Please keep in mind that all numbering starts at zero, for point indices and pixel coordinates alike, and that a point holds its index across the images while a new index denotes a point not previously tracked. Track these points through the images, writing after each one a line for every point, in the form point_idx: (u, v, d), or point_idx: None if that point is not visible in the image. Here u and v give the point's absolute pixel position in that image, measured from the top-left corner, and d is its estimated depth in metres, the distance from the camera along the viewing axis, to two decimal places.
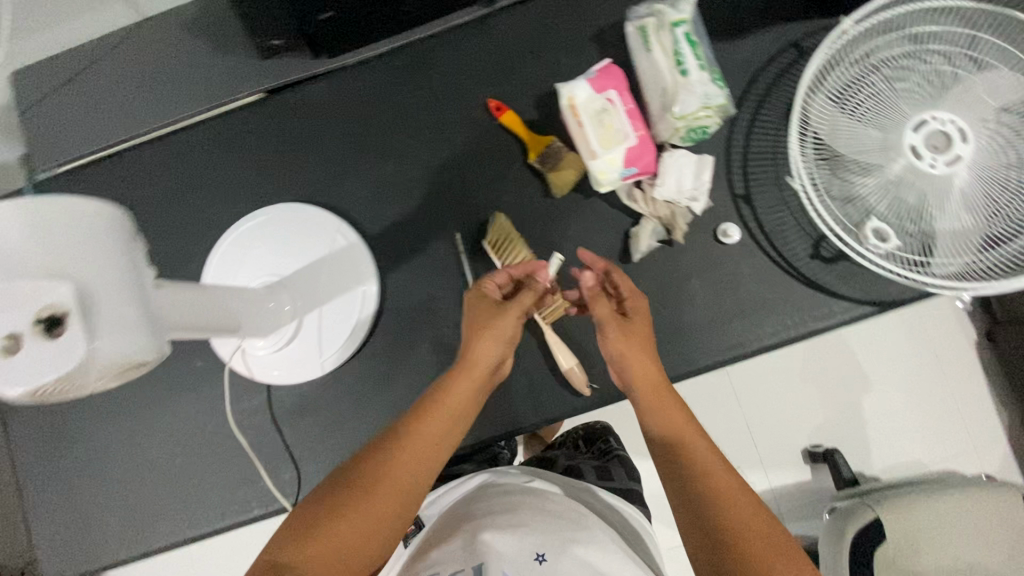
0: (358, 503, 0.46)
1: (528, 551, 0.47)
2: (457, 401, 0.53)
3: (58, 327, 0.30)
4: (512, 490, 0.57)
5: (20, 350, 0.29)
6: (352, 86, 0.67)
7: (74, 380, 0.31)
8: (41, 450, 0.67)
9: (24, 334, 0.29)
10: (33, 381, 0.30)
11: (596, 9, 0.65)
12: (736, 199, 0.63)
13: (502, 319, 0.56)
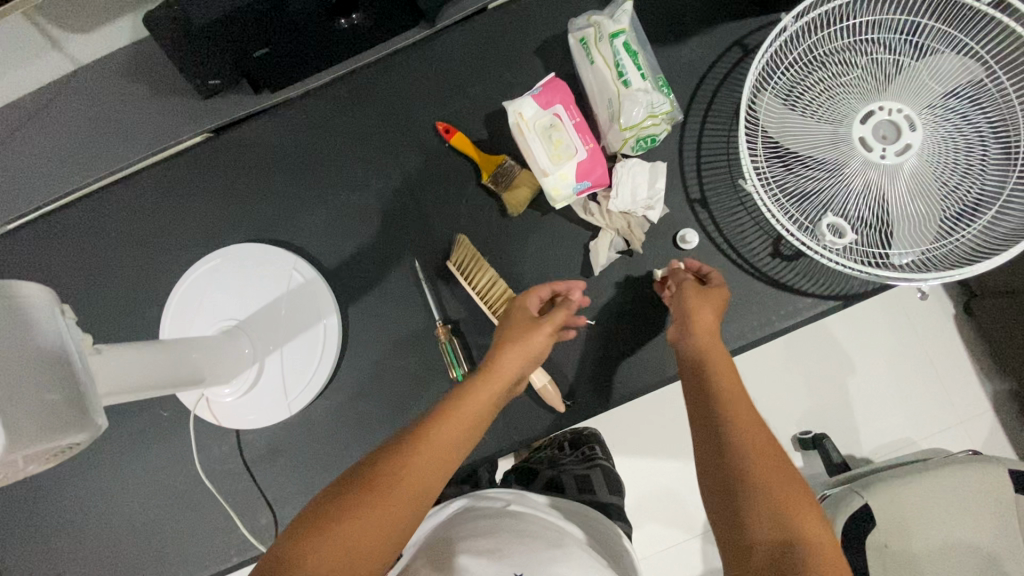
0: (369, 499, 0.40)
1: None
2: (475, 408, 0.47)
3: None
4: (484, 519, 0.52)
5: None
6: (299, 120, 0.67)
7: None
8: (11, 513, 0.66)
9: None
10: None
11: (538, 25, 0.65)
12: (692, 204, 0.62)
13: (529, 334, 0.52)
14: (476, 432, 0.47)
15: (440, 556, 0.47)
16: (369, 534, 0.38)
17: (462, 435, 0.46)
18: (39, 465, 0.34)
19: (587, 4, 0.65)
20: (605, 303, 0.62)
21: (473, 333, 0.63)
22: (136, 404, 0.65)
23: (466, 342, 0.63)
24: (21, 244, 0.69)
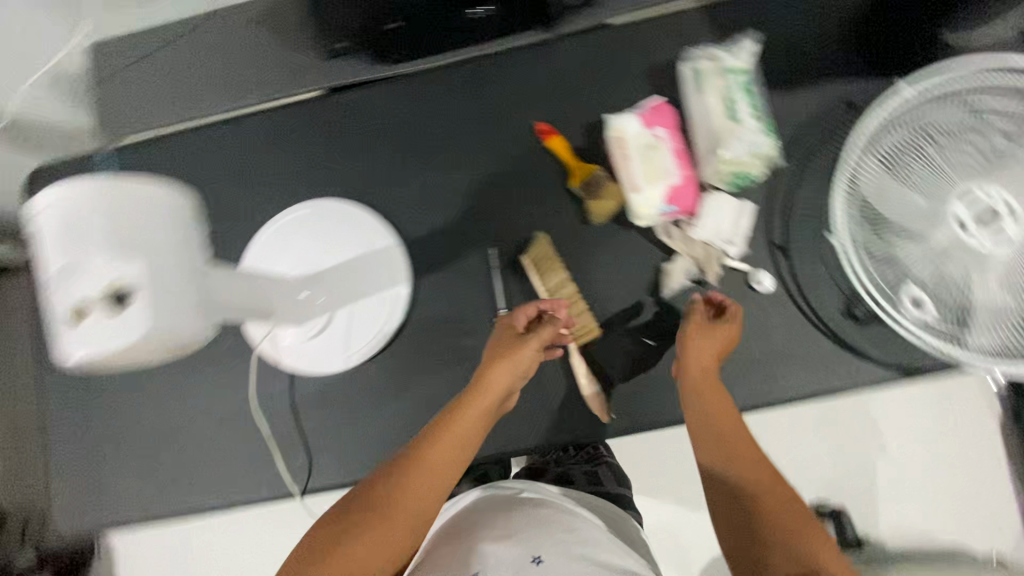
0: (370, 519, 0.48)
1: (525, 559, 0.50)
2: (465, 430, 0.53)
3: (123, 299, 0.32)
4: (493, 502, 0.59)
5: (85, 316, 0.31)
6: (407, 93, 0.69)
7: (128, 352, 0.33)
8: (69, 405, 0.70)
9: (92, 302, 0.31)
10: (91, 346, 0.32)
11: (652, 47, 0.66)
12: (773, 248, 0.63)
13: (519, 352, 0.57)
14: (465, 451, 0.53)
15: (456, 538, 0.54)
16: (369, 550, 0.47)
17: (456, 452, 0.53)
18: (161, 357, 0.36)
19: (706, 35, 0.66)
20: (668, 327, 0.62)
21: None
22: None
23: None
24: (129, 159, 0.73)
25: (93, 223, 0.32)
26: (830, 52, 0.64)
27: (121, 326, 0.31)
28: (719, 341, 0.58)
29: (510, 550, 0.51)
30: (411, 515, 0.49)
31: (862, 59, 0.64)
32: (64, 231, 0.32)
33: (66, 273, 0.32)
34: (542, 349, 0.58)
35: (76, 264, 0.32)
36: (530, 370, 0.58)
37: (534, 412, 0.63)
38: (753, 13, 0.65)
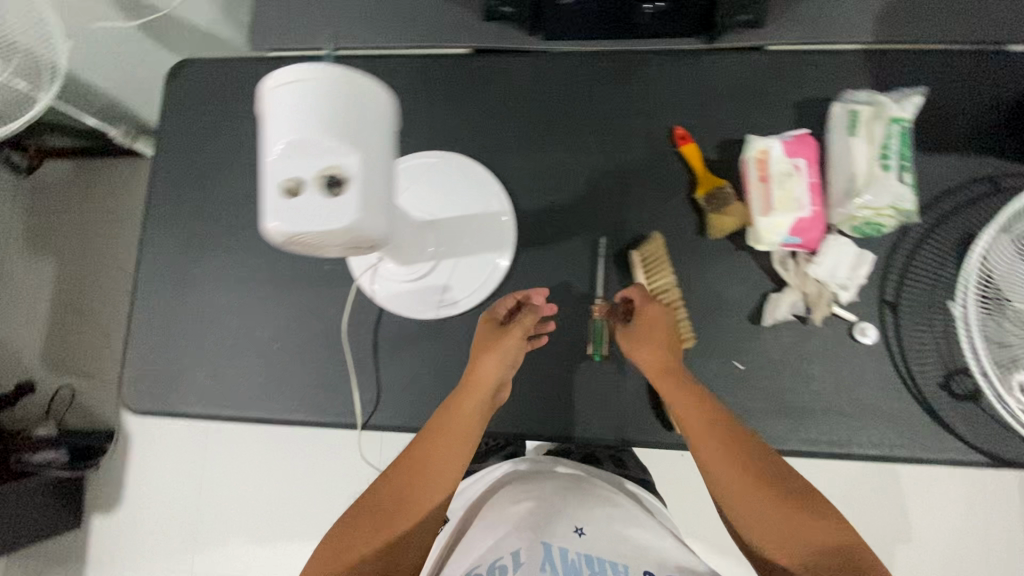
0: (380, 527, 0.55)
1: (567, 530, 0.55)
2: (455, 425, 0.59)
3: (335, 186, 0.33)
4: (532, 483, 0.64)
5: (298, 193, 0.32)
6: (552, 69, 0.70)
7: (322, 237, 0.33)
8: (159, 289, 0.71)
9: (308, 181, 0.32)
10: (295, 222, 0.32)
11: (804, 81, 0.67)
12: (883, 305, 0.62)
13: (503, 349, 0.60)
14: (461, 445, 0.60)
15: (500, 512, 0.60)
16: (390, 549, 0.55)
17: (450, 447, 0.59)
18: (334, 253, 0.37)
19: (861, 82, 0.66)
20: (761, 355, 0.62)
21: None
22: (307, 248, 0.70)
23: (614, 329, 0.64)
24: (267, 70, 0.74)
25: (328, 109, 0.33)
26: (981, 126, 0.64)
27: (329, 212, 0.32)
28: (664, 341, 0.58)
29: (553, 524, 0.56)
30: (420, 510, 0.57)
31: (1012, 140, 0.64)
32: (299, 109, 0.33)
33: (290, 148, 0.33)
34: (518, 346, 0.61)
35: (303, 142, 0.33)
36: (511, 362, 0.61)
37: (607, 405, 0.64)
38: (912, 73, 0.66)
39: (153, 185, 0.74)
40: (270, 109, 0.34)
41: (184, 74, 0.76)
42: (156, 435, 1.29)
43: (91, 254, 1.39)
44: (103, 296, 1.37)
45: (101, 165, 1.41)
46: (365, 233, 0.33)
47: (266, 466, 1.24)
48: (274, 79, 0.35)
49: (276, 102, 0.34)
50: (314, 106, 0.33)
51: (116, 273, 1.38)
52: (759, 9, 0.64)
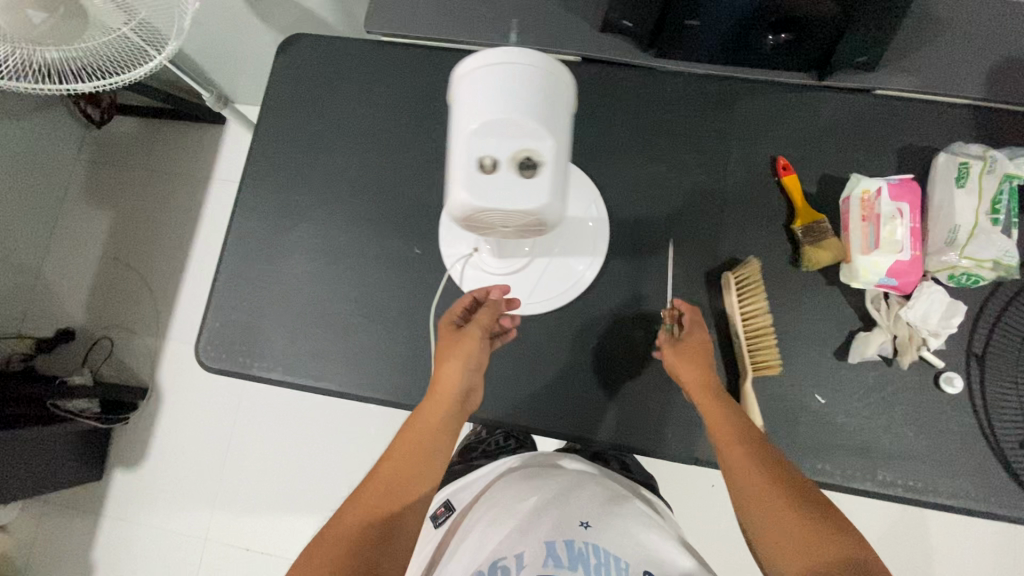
0: (366, 516, 0.51)
1: (571, 524, 0.52)
2: (431, 419, 0.57)
3: (526, 168, 0.34)
4: (530, 480, 0.61)
5: (493, 170, 0.33)
6: (659, 87, 0.71)
7: (505, 215, 0.34)
8: (245, 252, 0.72)
9: (504, 160, 0.33)
10: (487, 197, 0.33)
11: (909, 128, 0.68)
12: (970, 356, 0.62)
13: (467, 346, 0.59)
14: (440, 439, 0.57)
15: (497, 510, 0.57)
16: (379, 539, 0.50)
17: (429, 441, 0.56)
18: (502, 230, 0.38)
19: (964, 136, 0.67)
20: (842, 392, 0.62)
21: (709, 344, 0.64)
22: (399, 230, 0.71)
23: None
24: (378, 53, 0.76)
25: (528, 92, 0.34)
26: None
27: (521, 198, 0.33)
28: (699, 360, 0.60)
29: (554, 518, 0.53)
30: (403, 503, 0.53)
31: None
32: (500, 90, 0.34)
33: (489, 126, 0.34)
34: (476, 346, 0.59)
35: (502, 121, 0.34)
36: (471, 362, 0.59)
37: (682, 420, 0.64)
38: (1015, 134, 0.67)
39: (252, 150, 0.75)
40: (467, 86, 0.35)
41: (295, 47, 0.77)
42: (189, 397, 1.31)
43: (145, 211, 1.40)
44: (152, 254, 1.38)
45: (167, 125, 1.44)
46: (547, 216, 0.34)
47: (298, 439, 1.27)
48: (471, 61, 0.36)
49: (475, 81, 0.35)
50: (515, 88, 0.34)
51: (167, 233, 1.39)
52: (875, 57, 0.64)
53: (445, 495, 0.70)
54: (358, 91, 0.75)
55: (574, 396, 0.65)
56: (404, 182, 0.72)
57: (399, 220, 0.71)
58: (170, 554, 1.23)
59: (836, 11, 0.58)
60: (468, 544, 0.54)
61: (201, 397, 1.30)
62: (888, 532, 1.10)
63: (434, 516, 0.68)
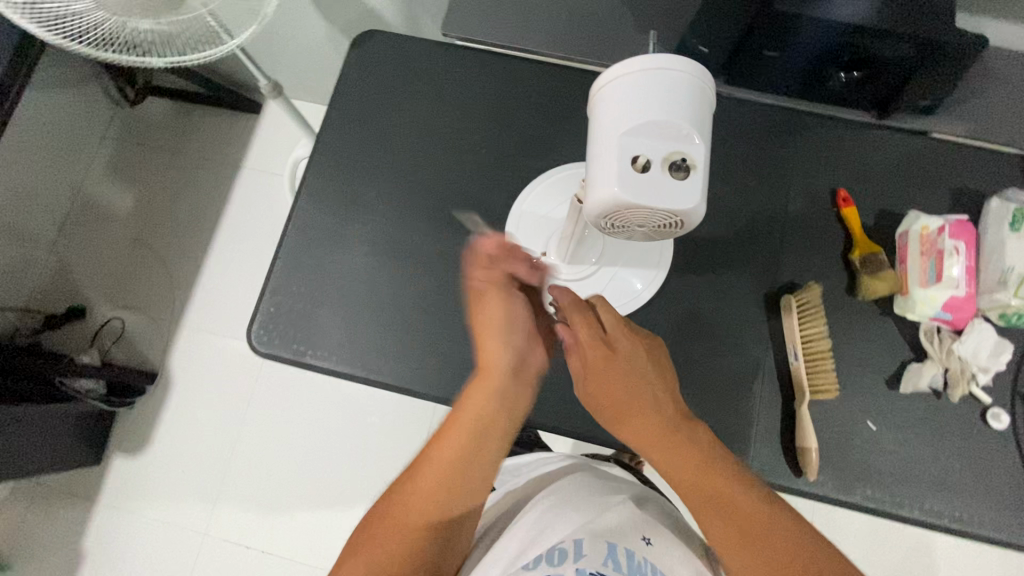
0: (383, 527, 0.50)
1: (632, 538, 0.50)
2: (465, 417, 0.54)
3: (676, 171, 0.38)
4: (591, 486, 0.59)
5: (650, 171, 0.37)
6: (727, 109, 0.72)
7: (651, 214, 0.38)
8: (306, 239, 0.72)
9: (659, 163, 0.37)
10: (641, 195, 0.37)
11: (962, 171, 0.70)
12: (1016, 394, 0.64)
13: (499, 313, 0.58)
14: (474, 439, 0.54)
15: (554, 506, 0.55)
16: (390, 557, 0.49)
17: (460, 448, 0.53)
18: (634, 228, 0.42)
19: (1015, 183, 0.70)
20: (893, 420, 0.64)
21: (765, 364, 0.66)
22: (463, 230, 0.71)
23: (754, 368, 0.66)
24: (452, 56, 0.77)
25: (684, 102, 0.38)
26: None
27: (675, 190, 0.37)
28: (609, 369, 0.54)
29: (618, 528, 0.51)
30: (428, 520, 0.50)
31: None
32: (657, 98, 0.38)
33: (647, 129, 0.37)
34: (505, 317, 0.58)
35: (659, 128, 0.37)
36: (505, 329, 0.58)
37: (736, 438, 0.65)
38: None
39: (320, 140, 0.75)
40: (619, 92, 0.39)
41: (369, 43, 0.78)
42: (201, 386, 1.28)
43: (171, 194, 1.39)
44: (174, 238, 1.36)
45: (201, 111, 1.43)
46: (690, 217, 0.38)
47: (309, 437, 1.24)
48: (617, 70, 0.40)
49: (629, 88, 0.39)
50: (671, 99, 0.38)
51: (191, 217, 1.37)
52: (939, 100, 0.67)
53: None
54: (431, 91, 0.76)
55: None
56: (471, 183, 0.73)
57: (464, 220, 0.72)
58: (166, 547, 1.19)
59: (910, 57, 0.61)
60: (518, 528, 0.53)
61: (212, 386, 1.27)
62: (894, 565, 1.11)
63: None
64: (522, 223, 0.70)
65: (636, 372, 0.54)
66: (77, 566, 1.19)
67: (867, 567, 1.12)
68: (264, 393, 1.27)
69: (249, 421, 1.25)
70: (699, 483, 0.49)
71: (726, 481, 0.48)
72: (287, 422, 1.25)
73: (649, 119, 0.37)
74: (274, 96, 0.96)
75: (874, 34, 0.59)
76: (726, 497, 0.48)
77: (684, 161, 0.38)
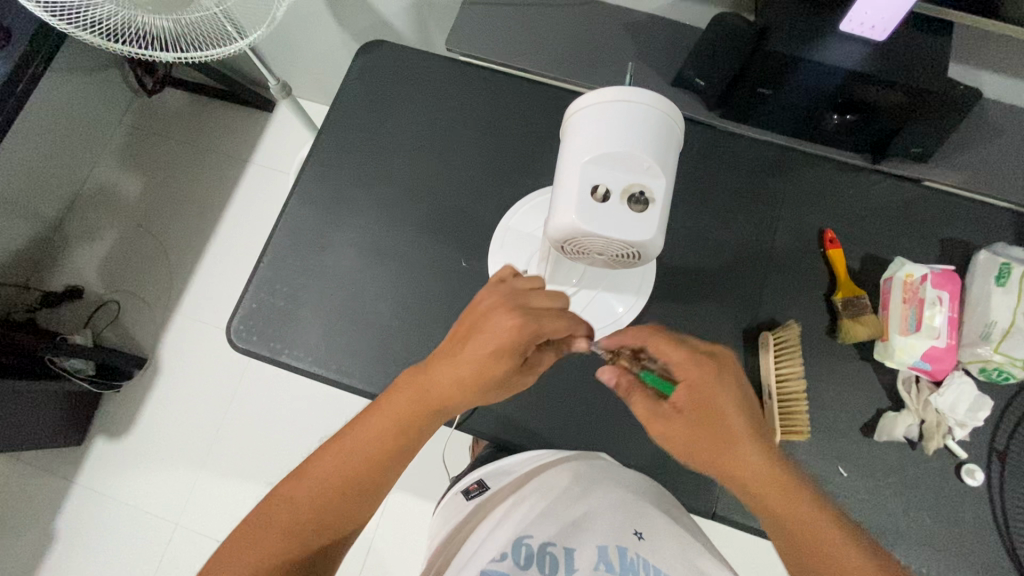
0: (322, 502, 0.52)
1: (625, 533, 0.50)
2: (400, 403, 0.54)
3: (635, 205, 0.44)
4: (582, 474, 0.58)
5: (611, 203, 0.43)
6: (722, 142, 0.73)
7: (609, 242, 0.44)
8: (295, 238, 0.73)
9: (618, 196, 0.43)
10: (602, 224, 0.43)
11: (954, 221, 0.70)
12: (993, 451, 0.63)
13: (520, 299, 0.52)
14: (410, 428, 0.54)
15: (546, 500, 0.55)
16: (314, 523, 0.52)
17: (391, 430, 0.54)
18: (596, 253, 0.48)
19: (1006, 237, 0.69)
20: (865, 468, 0.63)
21: None
22: (449, 241, 0.72)
23: None
24: (455, 69, 0.78)
25: (652, 145, 0.44)
26: None
27: (635, 221, 0.43)
28: (698, 418, 0.51)
29: (607, 529, 0.51)
30: (352, 489, 0.53)
31: None
32: (633, 138, 0.44)
33: (615, 166, 0.43)
34: (517, 313, 0.51)
35: (628, 166, 0.43)
36: (524, 335, 0.50)
37: (702, 471, 0.64)
38: None
39: (318, 142, 0.77)
40: (602, 123, 0.45)
41: (375, 52, 0.80)
42: (189, 374, 1.28)
43: (177, 183, 1.40)
44: (177, 226, 1.38)
45: (216, 105, 1.45)
46: (644, 250, 0.45)
47: (290, 434, 1.24)
48: (602, 100, 0.45)
49: (609, 122, 0.44)
50: (643, 140, 0.44)
51: (195, 208, 1.39)
52: (931, 149, 0.67)
53: (478, 474, 0.69)
54: (431, 102, 0.77)
55: (601, 433, 0.66)
56: (461, 194, 0.74)
57: (451, 230, 0.72)
58: (138, 534, 1.19)
59: (906, 105, 0.61)
60: (505, 527, 0.53)
61: (200, 376, 1.28)
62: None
63: (467, 490, 0.67)
64: (506, 238, 0.71)
65: (723, 422, 0.51)
66: (49, 543, 1.19)
67: None
68: (251, 387, 1.27)
69: (232, 414, 1.26)
70: (778, 510, 0.49)
71: (802, 502, 0.49)
72: (271, 416, 1.25)
73: (615, 155, 0.43)
74: (284, 97, 0.98)
75: (869, 80, 0.60)
76: (798, 517, 0.49)
77: (642, 195, 0.44)
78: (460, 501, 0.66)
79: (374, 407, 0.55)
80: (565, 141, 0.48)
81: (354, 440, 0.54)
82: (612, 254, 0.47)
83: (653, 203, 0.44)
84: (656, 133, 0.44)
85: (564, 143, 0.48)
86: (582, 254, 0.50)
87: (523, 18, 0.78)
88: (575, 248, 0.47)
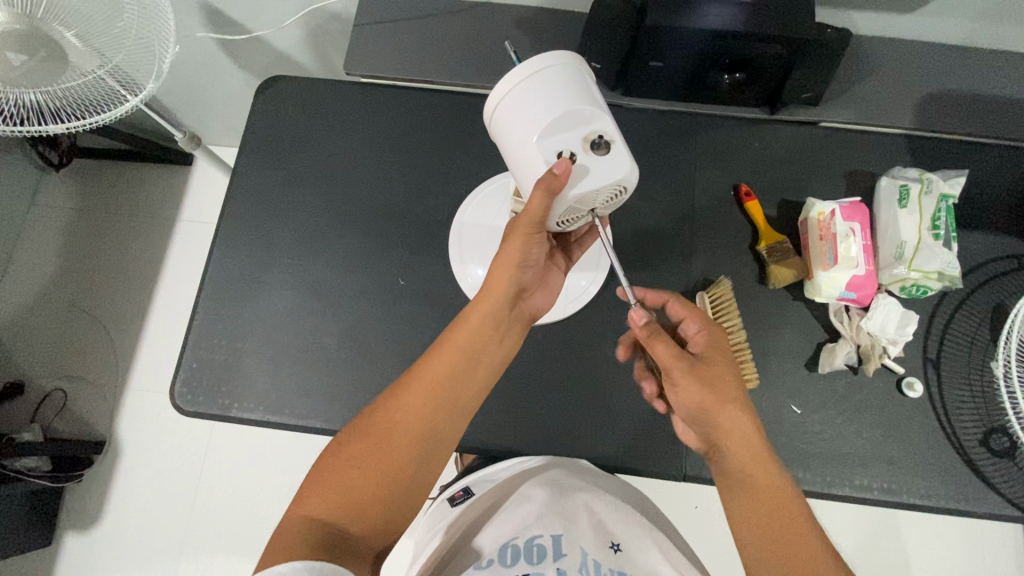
0: (379, 466, 0.50)
1: (602, 544, 0.56)
2: (444, 366, 0.54)
3: (598, 146, 0.51)
4: (564, 480, 0.63)
5: (580, 158, 0.51)
6: (629, 119, 0.75)
7: (598, 190, 0.52)
8: (224, 288, 0.71)
9: (582, 149, 0.51)
10: (585, 181, 0.51)
11: (853, 156, 0.74)
12: (927, 362, 0.67)
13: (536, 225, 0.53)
14: (465, 380, 0.55)
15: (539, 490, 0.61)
16: (373, 493, 0.50)
17: (444, 387, 0.54)
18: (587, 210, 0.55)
19: (903, 161, 0.74)
20: (817, 402, 0.66)
21: None
22: (382, 262, 0.72)
23: None
24: (359, 91, 0.78)
25: (583, 94, 0.51)
26: (1002, 211, 0.73)
27: (608, 160, 0.51)
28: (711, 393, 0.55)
29: (589, 537, 0.56)
30: (414, 450, 0.52)
31: None
32: (564, 95, 0.50)
33: (563, 129, 0.50)
34: (534, 230, 0.54)
35: (575, 122, 0.51)
36: (536, 248, 0.56)
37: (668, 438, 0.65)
38: (945, 160, 0.74)
39: (232, 188, 0.75)
40: (528, 97, 0.51)
41: (275, 87, 0.79)
42: (152, 448, 1.23)
43: (105, 254, 1.35)
44: (113, 298, 1.32)
45: (130, 168, 1.41)
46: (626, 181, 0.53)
47: (273, 485, 1.22)
48: (511, 80, 0.51)
49: (534, 92, 0.50)
50: (573, 92, 0.51)
51: (128, 277, 1.34)
52: (820, 92, 0.70)
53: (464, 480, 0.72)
54: (340, 127, 0.77)
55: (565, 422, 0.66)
56: (386, 214, 0.73)
57: (382, 251, 0.72)
58: None
59: (785, 55, 0.64)
60: (503, 527, 0.59)
61: (165, 447, 1.24)
62: (866, 536, 1.09)
63: (452, 497, 0.70)
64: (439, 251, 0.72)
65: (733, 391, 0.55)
66: None
67: (839, 547, 1.08)
68: (220, 448, 1.23)
69: (207, 477, 1.22)
70: (754, 487, 0.53)
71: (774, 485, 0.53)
72: (249, 472, 1.22)
73: (558, 122, 0.50)
74: (193, 147, 0.95)
75: (742, 37, 0.62)
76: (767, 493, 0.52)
77: (602, 138, 0.51)
78: (445, 505, 0.70)
79: (426, 362, 0.55)
80: (499, 130, 0.53)
81: (406, 404, 0.53)
82: (603, 200, 0.54)
83: (613, 142, 0.51)
84: (577, 84, 0.51)
85: (502, 141, 0.53)
86: (571, 221, 0.57)
87: (417, 28, 0.78)
88: (569, 216, 0.55)
